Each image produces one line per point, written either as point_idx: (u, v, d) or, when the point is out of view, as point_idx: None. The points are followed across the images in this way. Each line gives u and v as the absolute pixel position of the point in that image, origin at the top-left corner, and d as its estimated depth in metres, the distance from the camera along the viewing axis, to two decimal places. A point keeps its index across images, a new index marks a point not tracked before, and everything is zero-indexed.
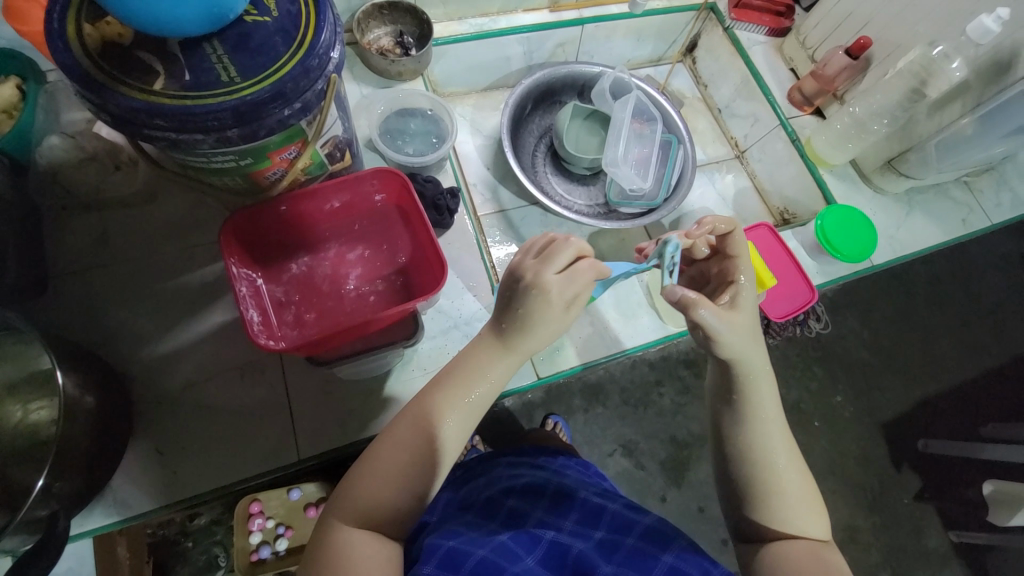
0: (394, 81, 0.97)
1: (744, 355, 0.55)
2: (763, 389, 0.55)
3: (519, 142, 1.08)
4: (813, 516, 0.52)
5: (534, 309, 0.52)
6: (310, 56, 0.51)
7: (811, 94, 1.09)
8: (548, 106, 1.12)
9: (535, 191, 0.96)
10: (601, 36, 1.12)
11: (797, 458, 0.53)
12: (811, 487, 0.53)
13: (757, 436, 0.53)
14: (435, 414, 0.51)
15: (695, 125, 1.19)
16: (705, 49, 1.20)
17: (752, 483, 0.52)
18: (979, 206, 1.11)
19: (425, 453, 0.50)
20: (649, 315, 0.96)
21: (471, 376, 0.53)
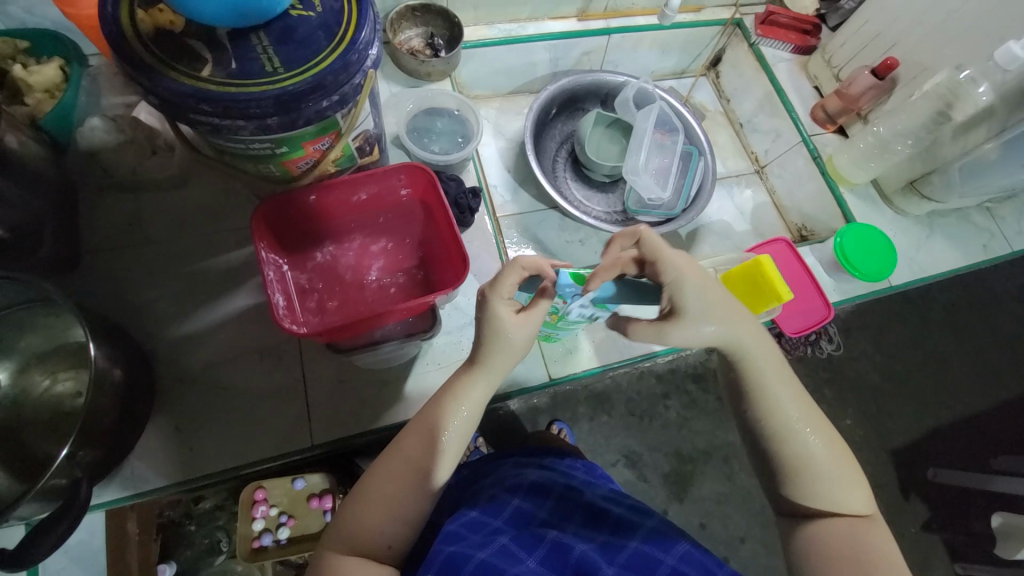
0: (422, 81, 0.99)
1: (739, 335, 0.56)
2: (772, 372, 0.56)
3: (540, 146, 1.09)
4: (854, 492, 0.53)
5: (494, 335, 0.55)
6: (350, 51, 0.53)
7: (834, 113, 1.10)
8: (571, 113, 1.14)
9: (555, 196, 0.97)
10: (627, 46, 1.14)
11: (829, 434, 0.55)
12: (843, 455, 0.54)
13: (785, 424, 0.54)
14: (422, 443, 0.54)
15: (716, 139, 1.20)
16: (730, 63, 1.21)
17: (787, 471, 0.54)
18: (1001, 233, 1.10)
19: (405, 475, 0.53)
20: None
21: (450, 403, 0.55)
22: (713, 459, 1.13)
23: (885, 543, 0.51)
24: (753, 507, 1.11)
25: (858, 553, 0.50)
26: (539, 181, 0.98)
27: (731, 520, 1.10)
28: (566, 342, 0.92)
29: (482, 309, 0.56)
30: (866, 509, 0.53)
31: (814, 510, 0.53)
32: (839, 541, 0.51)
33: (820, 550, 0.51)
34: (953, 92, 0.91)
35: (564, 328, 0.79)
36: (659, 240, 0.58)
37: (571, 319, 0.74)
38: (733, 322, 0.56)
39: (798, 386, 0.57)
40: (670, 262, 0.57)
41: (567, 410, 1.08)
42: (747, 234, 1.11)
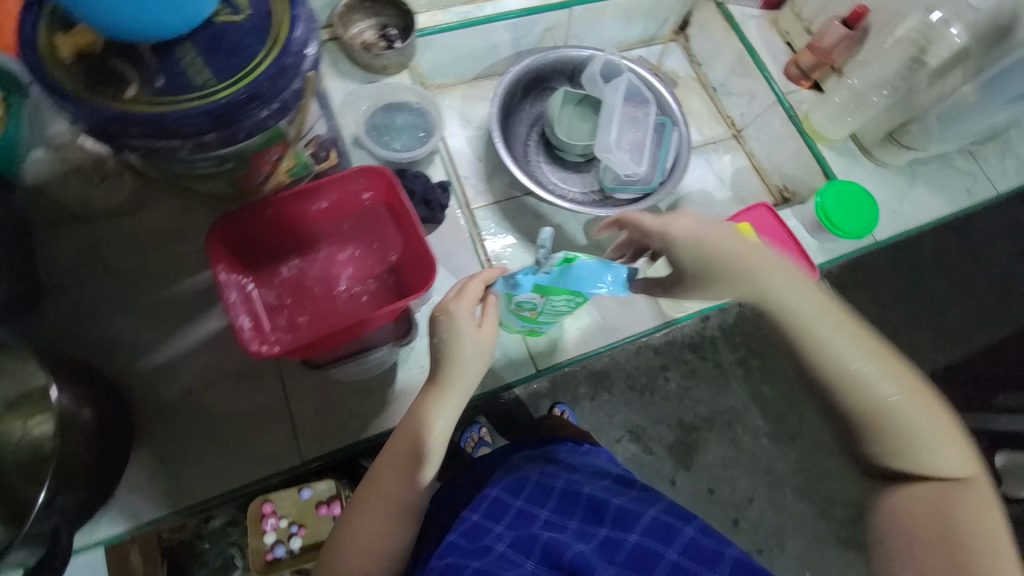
0: (376, 75, 0.95)
1: (731, 287, 0.56)
2: (815, 312, 0.51)
3: (509, 132, 1.06)
4: (952, 451, 0.49)
5: (455, 342, 0.57)
6: (285, 54, 0.50)
7: (808, 69, 1.06)
8: (538, 93, 1.09)
9: (527, 182, 0.94)
10: (590, 18, 1.10)
11: (908, 379, 0.49)
12: (927, 409, 0.49)
13: (855, 384, 0.49)
14: (394, 479, 0.54)
15: (690, 106, 1.18)
16: (699, 27, 1.18)
17: (868, 439, 0.50)
18: (983, 175, 1.08)
19: (387, 510, 0.53)
20: (646, 302, 0.96)
21: (415, 426, 0.55)
22: (716, 426, 1.13)
23: (986, 507, 0.47)
24: (760, 469, 1.12)
25: (946, 538, 0.45)
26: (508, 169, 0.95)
27: (738, 483, 1.11)
28: (551, 332, 0.91)
29: (445, 325, 0.58)
30: (962, 471, 0.48)
31: (894, 469, 0.49)
32: (926, 511, 0.47)
33: (903, 524, 0.47)
34: (926, 37, 0.87)
35: (547, 321, 0.79)
36: (634, 219, 0.64)
37: (550, 312, 0.74)
38: (735, 274, 0.56)
39: (888, 356, 0.50)
40: (650, 228, 0.61)
41: (566, 392, 1.08)
42: (727, 201, 1.10)
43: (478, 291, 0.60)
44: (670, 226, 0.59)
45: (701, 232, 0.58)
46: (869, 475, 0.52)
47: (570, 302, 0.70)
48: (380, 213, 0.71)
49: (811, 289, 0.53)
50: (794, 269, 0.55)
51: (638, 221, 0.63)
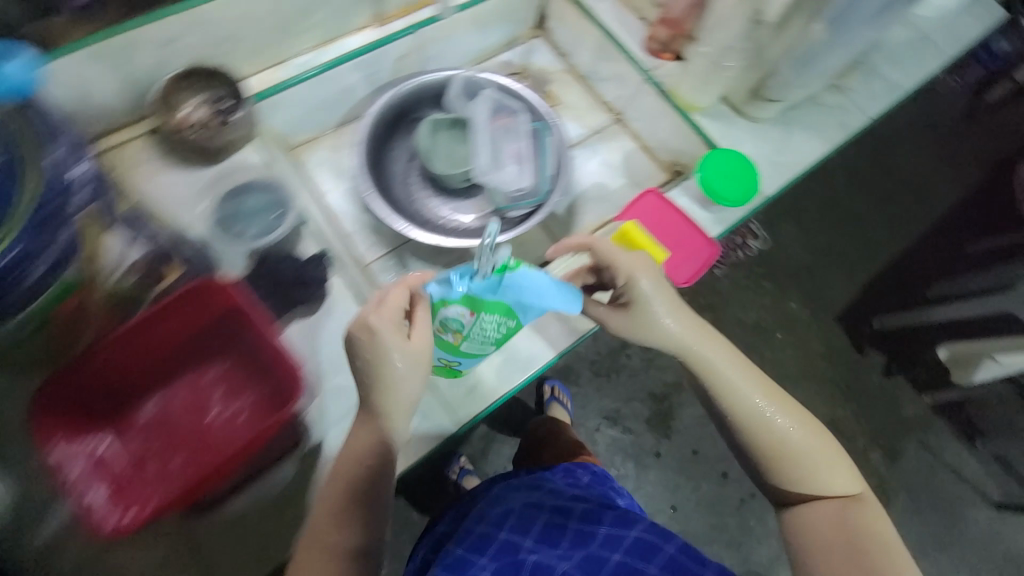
0: (219, 159, 0.88)
1: (658, 337, 0.75)
2: (728, 367, 0.76)
3: (388, 175, 1.00)
4: (840, 479, 0.73)
5: (384, 352, 0.64)
6: (37, 217, 0.60)
7: (666, 40, 1.04)
8: (410, 126, 1.03)
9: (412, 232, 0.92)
10: (442, 37, 1.06)
11: (800, 419, 0.75)
12: (816, 449, 0.73)
13: (766, 425, 0.73)
14: (336, 514, 0.64)
15: (567, 100, 1.17)
16: (555, 19, 1.16)
17: (780, 470, 0.73)
18: (853, 105, 1.09)
19: (329, 538, 0.62)
20: (557, 322, 0.92)
21: (352, 459, 0.65)
22: None
23: (869, 517, 0.71)
24: None
25: (846, 534, 0.69)
26: (388, 224, 0.93)
27: None
28: (466, 377, 0.87)
29: (367, 342, 0.63)
30: (850, 492, 0.73)
31: (803, 492, 0.73)
32: (825, 516, 0.71)
33: (809, 527, 0.71)
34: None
35: (470, 351, 0.78)
36: (606, 246, 0.77)
37: (475, 337, 0.73)
38: (674, 311, 0.75)
39: (793, 412, 0.75)
40: (622, 259, 0.76)
41: None
42: (623, 188, 1.10)
43: (403, 301, 0.66)
44: (619, 264, 0.76)
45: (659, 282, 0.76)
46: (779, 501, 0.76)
47: (500, 323, 0.72)
48: (234, 334, 0.69)
49: (734, 359, 0.77)
50: (718, 338, 0.78)
51: (617, 253, 0.76)
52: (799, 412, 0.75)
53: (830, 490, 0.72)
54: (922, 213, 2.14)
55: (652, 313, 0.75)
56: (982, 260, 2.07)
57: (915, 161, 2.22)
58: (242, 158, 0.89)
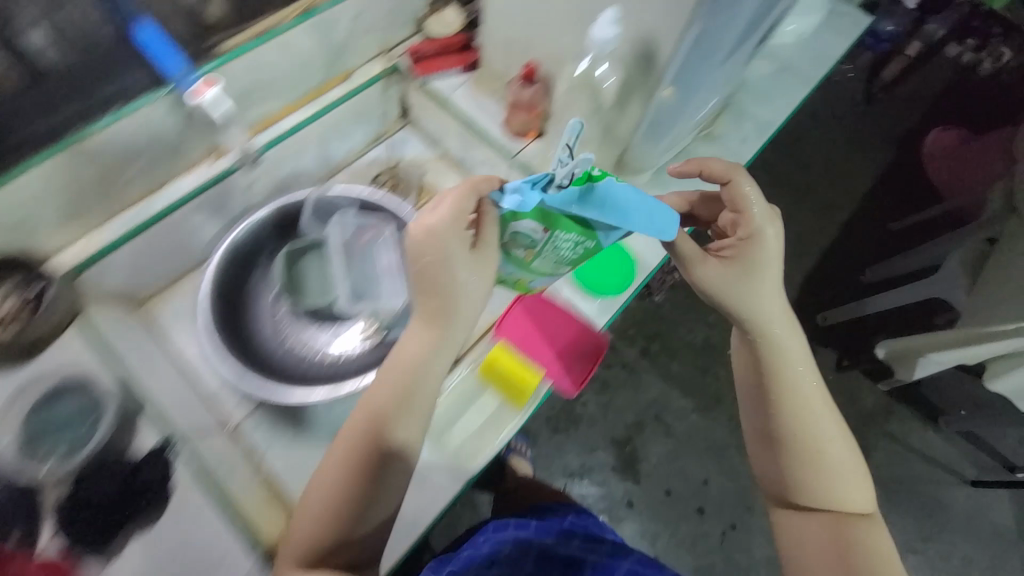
0: (32, 356, 0.77)
1: (779, 288, 0.77)
2: (792, 354, 0.77)
3: (251, 330, 0.89)
4: (861, 496, 0.75)
5: (457, 261, 0.64)
6: None
7: (523, 126, 0.97)
8: (258, 269, 0.92)
9: (291, 395, 0.83)
10: (291, 155, 1.00)
11: (842, 434, 0.76)
12: (850, 466, 0.75)
13: (801, 421, 0.74)
14: (306, 523, 0.65)
15: (444, 190, 1.12)
16: (417, 109, 1.12)
17: (799, 471, 0.75)
18: (727, 151, 1.07)
19: (303, 541, 0.64)
20: (440, 465, 0.77)
21: (326, 466, 0.66)
22: None
23: (878, 536, 0.73)
24: None
25: (847, 549, 0.72)
26: (264, 397, 0.82)
27: None
28: None
29: (432, 251, 0.63)
30: (866, 510, 0.75)
31: (819, 502, 0.74)
32: (837, 530, 0.73)
33: (814, 530, 0.74)
34: None
35: (544, 273, 0.72)
36: (742, 183, 0.77)
37: (552, 254, 0.66)
38: (772, 273, 0.76)
39: (832, 421, 0.76)
40: (745, 209, 0.76)
41: None
42: None
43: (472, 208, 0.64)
44: (747, 210, 0.76)
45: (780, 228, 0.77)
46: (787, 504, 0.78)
47: (579, 245, 0.64)
48: None
49: (802, 349, 0.78)
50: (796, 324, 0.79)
51: (749, 203, 0.76)
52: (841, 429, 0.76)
53: (846, 506, 0.74)
54: (844, 203, 2.11)
55: (737, 275, 0.75)
56: (906, 238, 2.02)
57: (824, 153, 2.19)
58: (60, 347, 0.78)
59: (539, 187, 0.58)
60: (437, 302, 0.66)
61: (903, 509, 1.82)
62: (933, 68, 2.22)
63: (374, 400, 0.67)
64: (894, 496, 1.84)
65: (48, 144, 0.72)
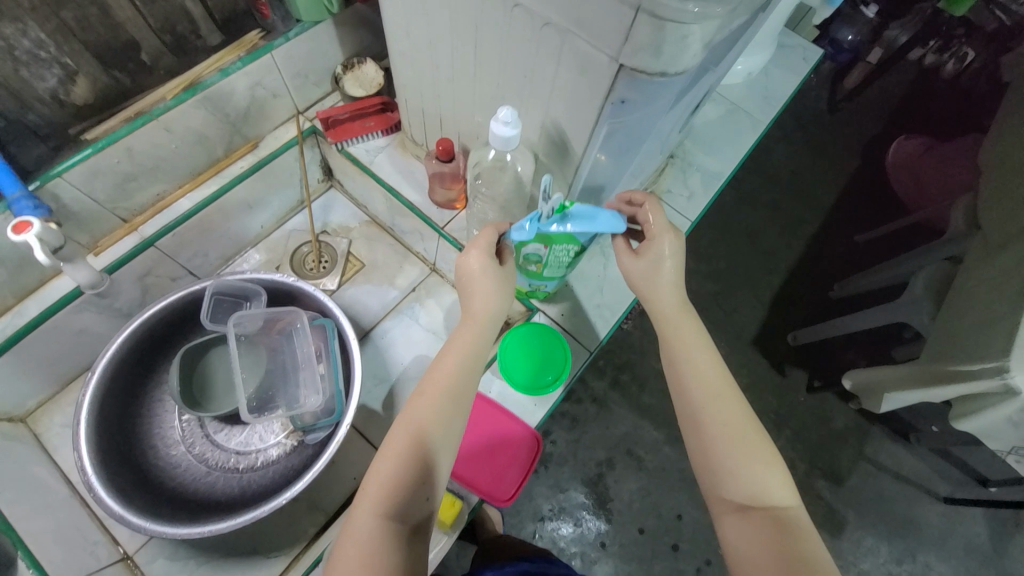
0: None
1: (676, 286, 0.68)
2: (691, 338, 0.67)
3: (152, 451, 0.81)
4: (781, 484, 0.58)
5: (479, 273, 0.64)
6: None
7: (448, 194, 0.90)
8: (152, 381, 0.84)
9: (194, 528, 0.70)
10: (196, 236, 0.92)
11: (748, 414, 0.62)
12: (759, 445, 0.60)
13: (701, 393, 0.62)
14: (362, 517, 0.52)
15: (374, 259, 1.05)
16: (340, 173, 1.03)
17: (707, 456, 0.60)
18: (672, 209, 1.00)
19: (381, 529, 0.51)
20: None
21: (390, 448, 0.54)
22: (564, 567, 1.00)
23: (806, 534, 0.54)
24: None
25: (781, 553, 0.52)
26: (157, 533, 0.68)
27: None
28: None
29: (467, 264, 0.65)
30: (789, 502, 0.57)
31: (742, 497, 0.57)
32: (760, 532, 0.54)
33: (737, 541, 0.55)
34: None
35: (553, 276, 0.79)
36: (648, 206, 0.70)
37: (556, 263, 0.74)
38: (675, 282, 0.68)
39: (733, 397, 0.62)
40: (652, 225, 0.69)
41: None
42: None
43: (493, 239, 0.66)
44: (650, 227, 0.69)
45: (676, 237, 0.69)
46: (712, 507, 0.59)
47: (569, 252, 0.71)
48: None
49: (695, 326, 0.68)
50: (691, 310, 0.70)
51: (656, 228, 0.68)
52: (749, 411, 0.62)
53: (761, 499, 0.57)
54: (809, 219, 1.96)
55: (649, 272, 0.69)
56: (873, 253, 1.90)
57: (789, 166, 2.01)
58: None
59: (534, 222, 0.63)
60: (479, 309, 0.64)
61: (887, 544, 1.62)
62: (898, 71, 2.09)
63: (419, 400, 0.58)
64: (882, 529, 1.63)
65: None
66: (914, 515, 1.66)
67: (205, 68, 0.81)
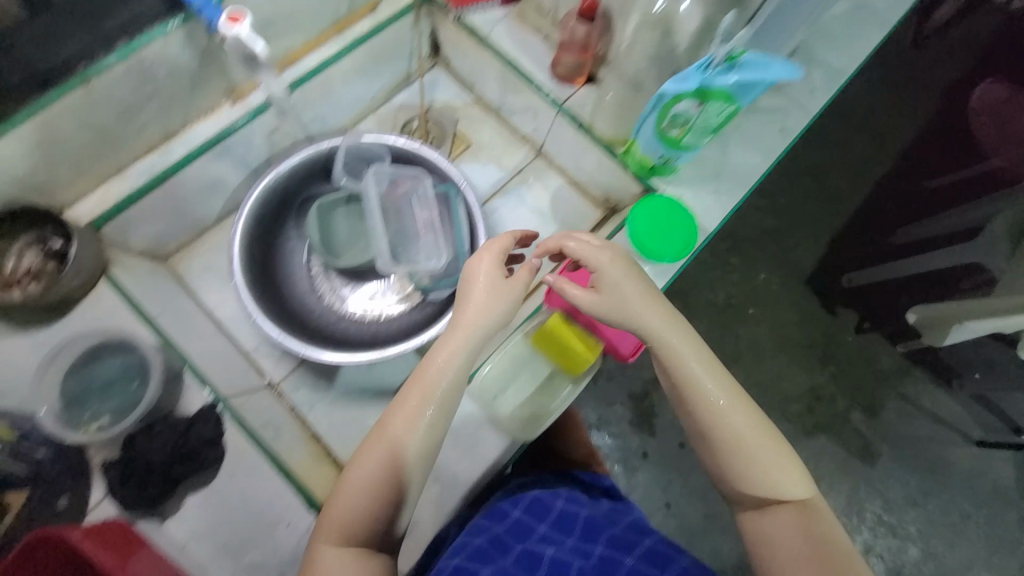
0: (58, 316, 0.73)
1: (653, 318, 0.70)
2: (687, 352, 0.70)
3: (289, 296, 0.87)
4: (795, 478, 0.67)
5: (477, 283, 0.69)
6: None
7: (575, 65, 0.87)
8: (283, 233, 0.89)
9: (342, 358, 0.78)
10: (319, 96, 0.92)
11: (757, 418, 0.69)
12: (774, 446, 0.67)
13: (718, 418, 0.67)
14: (328, 529, 0.63)
15: (480, 140, 1.05)
16: (451, 47, 1.01)
17: (731, 469, 0.67)
18: (794, 104, 0.96)
19: (346, 536, 0.63)
20: (493, 431, 0.76)
21: (356, 472, 0.64)
22: None
23: (820, 518, 0.65)
24: None
25: (804, 539, 0.64)
26: (314, 359, 0.77)
27: None
28: None
29: (473, 272, 0.70)
30: (803, 494, 0.66)
31: (764, 498, 0.66)
32: (785, 526, 0.65)
33: (763, 537, 0.66)
34: None
35: (690, 146, 0.77)
36: (580, 248, 0.72)
37: (701, 127, 0.73)
38: (648, 311, 0.70)
39: (742, 407, 0.69)
40: (599, 262, 0.71)
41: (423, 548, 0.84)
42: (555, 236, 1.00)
43: (507, 244, 0.73)
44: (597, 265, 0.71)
45: (628, 270, 0.71)
46: (738, 507, 0.69)
47: (722, 112, 0.70)
48: None
49: (695, 345, 0.70)
50: (685, 327, 0.72)
51: (603, 265, 0.71)
52: (756, 417, 0.68)
53: (779, 495, 0.66)
54: None
55: (613, 300, 0.70)
56: None
57: (869, 98, 1.82)
58: (90, 308, 0.74)
59: (702, 69, 0.65)
60: (474, 315, 0.68)
61: (916, 476, 1.61)
62: None
63: (393, 422, 0.65)
64: (912, 462, 1.62)
65: (66, 77, 0.65)
66: (944, 455, 1.62)
67: None
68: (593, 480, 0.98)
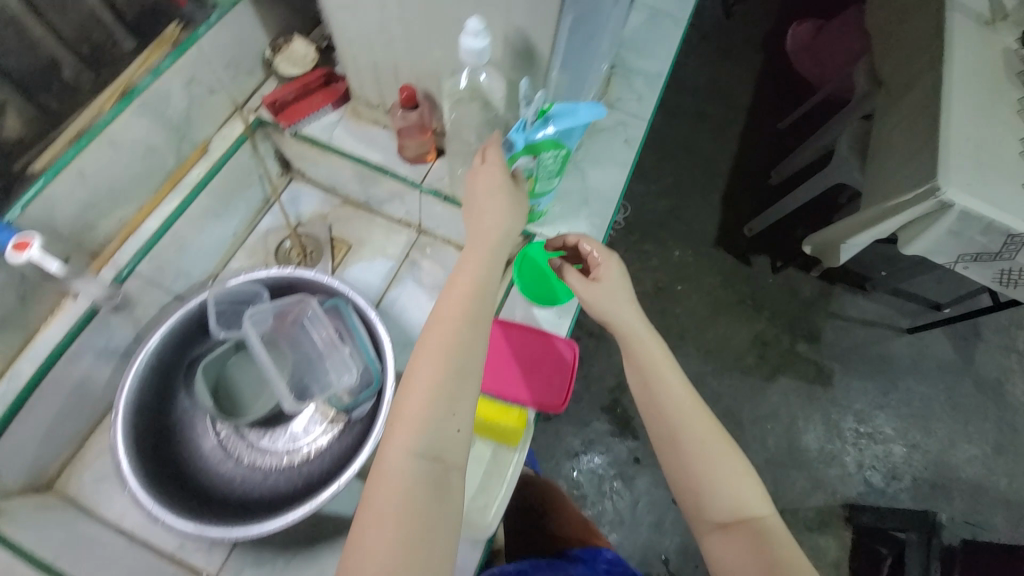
0: None
1: (630, 314, 0.70)
2: (652, 345, 0.69)
3: (201, 479, 0.80)
4: (753, 492, 0.61)
5: (492, 183, 0.66)
6: None
7: (418, 147, 0.90)
8: (177, 412, 0.82)
9: (273, 522, 0.71)
10: (173, 254, 0.88)
11: (716, 425, 0.65)
12: (733, 457, 0.63)
13: (674, 413, 0.64)
14: (387, 456, 0.53)
15: (359, 237, 1.04)
16: (299, 161, 1.01)
17: (685, 473, 0.62)
18: (629, 116, 1.04)
19: (408, 468, 0.52)
20: None
21: (408, 388, 0.55)
22: None
23: (786, 544, 0.58)
24: None
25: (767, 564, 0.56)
26: (242, 536, 0.70)
27: None
28: None
29: (482, 175, 0.67)
30: (762, 510, 0.61)
31: (723, 514, 0.60)
32: (743, 547, 0.58)
33: (724, 557, 0.59)
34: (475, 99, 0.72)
35: (546, 193, 0.82)
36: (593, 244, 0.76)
37: (547, 175, 0.77)
38: (631, 305, 0.71)
39: (700, 412, 0.65)
40: (601, 260, 0.74)
41: None
42: None
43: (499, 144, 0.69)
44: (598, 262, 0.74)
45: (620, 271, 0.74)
46: (696, 522, 0.62)
47: (558, 158, 0.74)
48: None
49: (655, 348, 0.69)
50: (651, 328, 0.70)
51: (603, 262, 0.74)
52: (715, 423, 0.65)
53: (736, 508, 0.60)
54: None
55: (608, 291, 0.71)
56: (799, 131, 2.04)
57: (701, 74, 2.03)
58: None
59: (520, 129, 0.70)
60: (484, 236, 0.64)
61: (871, 381, 1.67)
62: None
63: (433, 333, 0.58)
64: (864, 369, 1.68)
65: None
66: (888, 353, 1.71)
67: (134, 72, 0.77)
68: (593, 556, 0.85)
